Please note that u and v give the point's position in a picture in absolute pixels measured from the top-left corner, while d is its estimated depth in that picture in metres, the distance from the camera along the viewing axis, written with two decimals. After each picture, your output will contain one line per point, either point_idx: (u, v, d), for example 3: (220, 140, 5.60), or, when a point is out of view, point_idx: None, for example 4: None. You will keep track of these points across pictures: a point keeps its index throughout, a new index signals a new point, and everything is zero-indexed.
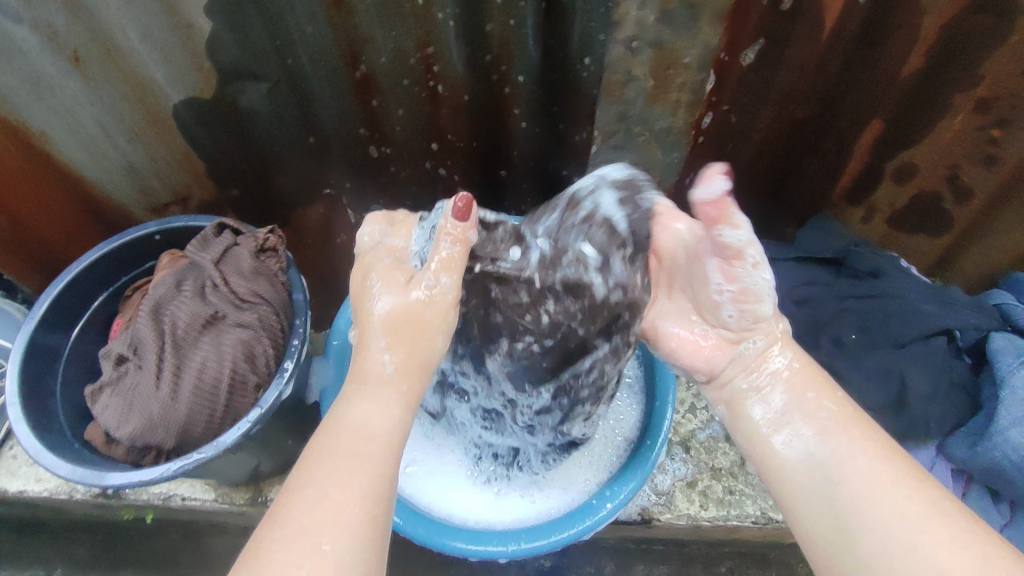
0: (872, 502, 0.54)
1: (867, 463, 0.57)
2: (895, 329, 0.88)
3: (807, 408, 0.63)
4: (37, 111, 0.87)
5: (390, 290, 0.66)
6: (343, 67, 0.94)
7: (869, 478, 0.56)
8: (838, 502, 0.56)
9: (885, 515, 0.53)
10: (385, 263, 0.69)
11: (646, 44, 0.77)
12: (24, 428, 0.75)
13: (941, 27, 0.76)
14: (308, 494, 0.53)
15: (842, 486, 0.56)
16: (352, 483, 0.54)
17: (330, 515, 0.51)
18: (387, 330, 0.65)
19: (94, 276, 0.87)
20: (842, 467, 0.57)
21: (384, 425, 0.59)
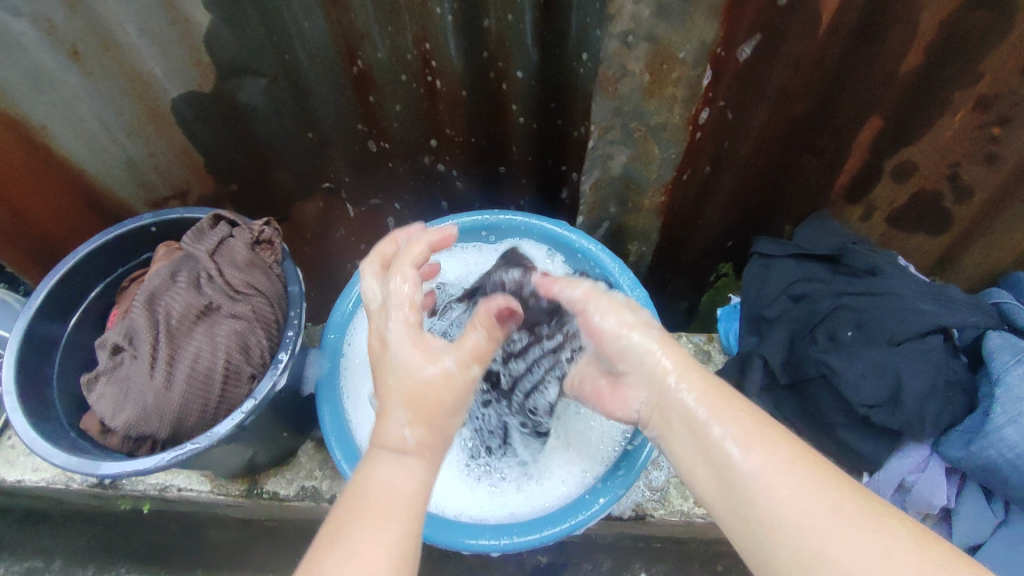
0: (793, 516, 0.52)
1: (780, 473, 0.55)
2: (890, 327, 0.87)
3: (709, 428, 0.61)
4: (37, 106, 0.85)
5: (411, 363, 0.65)
6: (341, 62, 0.97)
7: (784, 486, 0.54)
8: (761, 522, 0.54)
9: (807, 530, 0.51)
10: (403, 328, 0.68)
11: (640, 39, 0.78)
12: (19, 416, 0.75)
13: (940, 24, 0.75)
14: (338, 549, 0.52)
15: (761, 503, 0.54)
16: (383, 538, 0.53)
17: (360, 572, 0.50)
18: (405, 404, 0.64)
19: (91, 267, 0.88)
20: (758, 483, 0.55)
21: (412, 486, 0.59)
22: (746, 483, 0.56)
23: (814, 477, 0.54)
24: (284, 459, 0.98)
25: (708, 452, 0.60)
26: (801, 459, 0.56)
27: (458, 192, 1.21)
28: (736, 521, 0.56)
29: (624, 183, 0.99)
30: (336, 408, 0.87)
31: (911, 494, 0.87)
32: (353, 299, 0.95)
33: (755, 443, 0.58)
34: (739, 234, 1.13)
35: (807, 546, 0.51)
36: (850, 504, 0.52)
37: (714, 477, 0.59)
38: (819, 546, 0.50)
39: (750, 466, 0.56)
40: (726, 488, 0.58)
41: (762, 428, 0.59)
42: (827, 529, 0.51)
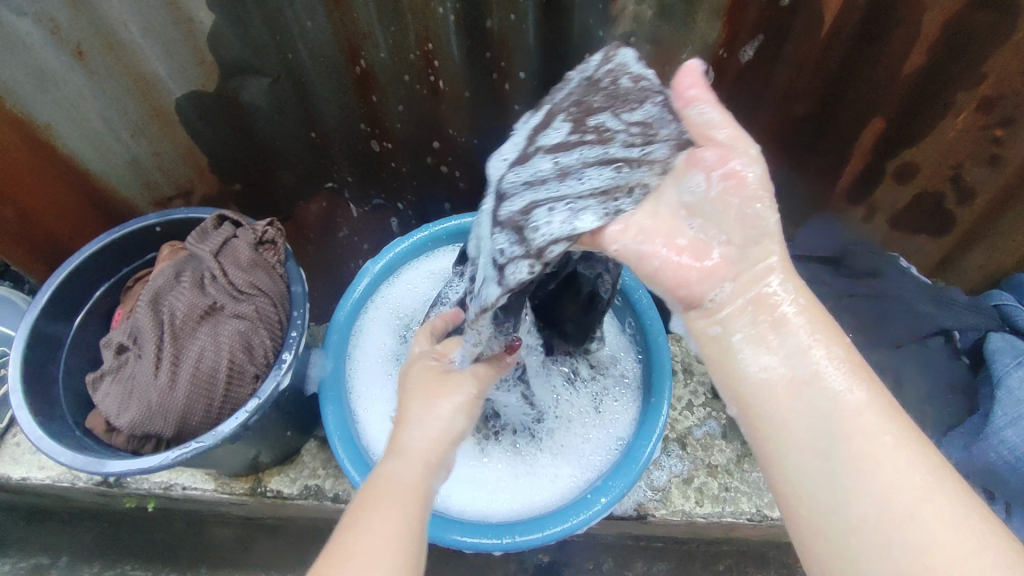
0: (894, 466, 0.51)
1: (882, 418, 0.53)
2: (891, 329, 0.89)
3: (819, 351, 0.56)
4: (43, 105, 0.87)
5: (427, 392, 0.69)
6: (343, 62, 0.96)
7: (889, 435, 0.52)
8: (851, 461, 0.52)
9: (901, 487, 0.50)
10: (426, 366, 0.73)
11: (643, 39, 0.79)
12: (26, 415, 0.76)
13: (943, 25, 0.75)
14: (352, 529, 0.56)
15: (862, 444, 0.52)
16: (387, 521, 0.57)
17: (381, 549, 0.54)
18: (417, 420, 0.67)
19: (96, 267, 0.89)
20: (859, 420, 0.53)
21: (414, 479, 0.62)
22: (844, 422, 0.53)
23: (913, 437, 0.53)
24: (287, 458, 0.98)
25: (809, 375, 0.55)
26: (898, 411, 0.54)
27: (461, 192, 1.21)
28: (815, 451, 0.53)
29: None
30: (340, 408, 0.87)
31: None
32: (356, 299, 0.96)
33: (862, 382, 0.55)
34: None
35: (898, 500, 0.50)
36: (945, 474, 0.51)
37: (803, 398, 0.55)
38: (910, 504, 0.49)
39: (855, 401, 0.54)
40: (818, 417, 0.54)
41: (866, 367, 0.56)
42: (924, 490, 0.50)
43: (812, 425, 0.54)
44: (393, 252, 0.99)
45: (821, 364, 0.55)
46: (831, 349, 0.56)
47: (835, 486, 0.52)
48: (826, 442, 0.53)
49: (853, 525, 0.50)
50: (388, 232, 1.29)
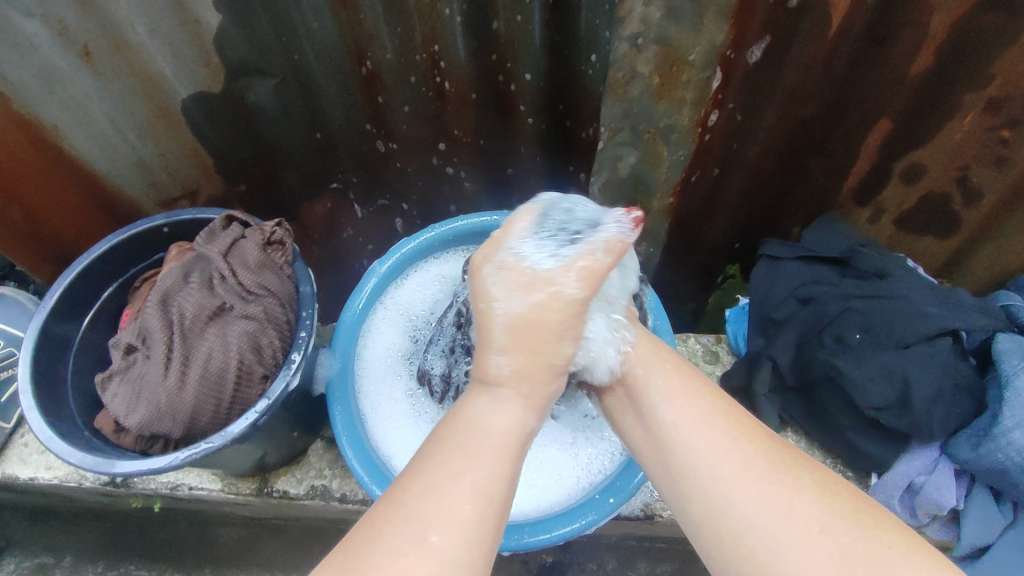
0: (715, 468, 0.56)
1: (724, 445, 0.58)
2: (898, 330, 0.87)
3: (671, 406, 0.63)
4: (51, 107, 0.87)
5: (515, 296, 0.63)
6: (350, 63, 0.97)
7: (705, 441, 0.59)
8: (686, 477, 0.58)
9: (723, 483, 0.55)
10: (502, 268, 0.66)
11: (650, 41, 0.78)
12: (35, 416, 0.76)
13: (950, 26, 0.75)
14: (421, 478, 0.53)
15: (686, 457, 0.59)
16: (465, 473, 0.53)
17: (465, 491, 0.52)
18: (507, 334, 0.63)
19: (104, 267, 0.89)
20: (704, 452, 0.58)
21: (508, 426, 0.59)
22: (673, 441, 0.61)
23: (732, 433, 0.58)
24: (294, 458, 0.98)
25: (638, 407, 0.66)
26: (719, 412, 0.61)
27: (466, 193, 1.21)
28: (666, 476, 0.60)
29: (632, 184, 0.99)
30: (348, 408, 0.88)
31: (919, 495, 0.87)
32: (363, 299, 0.96)
33: (677, 396, 0.64)
34: (747, 235, 1.13)
35: (720, 498, 0.54)
36: (763, 456, 0.56)
37: (638, 427, 0.66)
38: (730, 495, 0.54)
39: (701, 436, 0.59)
40: (655, 441, 0.63)
41: (686, 381, 0.66)
42: (742, 480, 0.54)
43: (652, 447, 0.63)
44: (400, 253, 0.99)
45: (647, 396, 0.66)
46: (650, 368, 0.68)
47: (683, 504, 0.57)
48: (668, 466, 0.60)
49: (707, 537, 0.55)
50: (393, 232, 1.30)
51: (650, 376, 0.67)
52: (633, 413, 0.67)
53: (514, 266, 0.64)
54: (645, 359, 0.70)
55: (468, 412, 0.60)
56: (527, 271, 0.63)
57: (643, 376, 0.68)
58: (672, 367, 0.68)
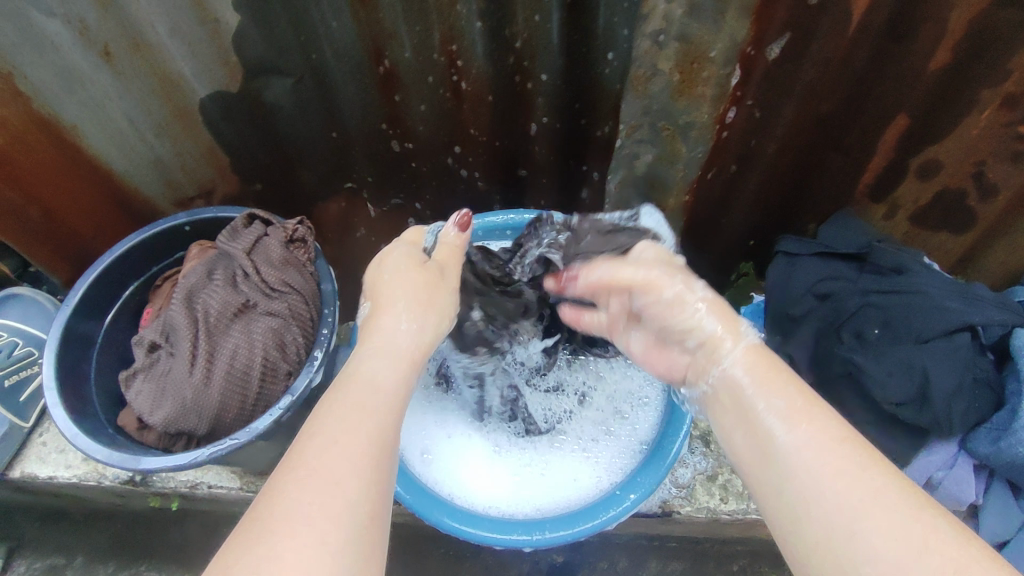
0: (832, 494, 0.51)
1: (822, 455, 0.54)
2: (917, 325, 0.86)
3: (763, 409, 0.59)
4: (69, 106, 0.87)
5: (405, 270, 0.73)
6: (368, 62, 0.96)
7: (828, 469, 0.52)
8: (799, 496, 0.53)
9: (842, 514, 0.50)
10: (398, 251, 0.76)
11: (672, 38, 0.79)
12: (61, 412, 0.77)
13: (968, 22, 0.76)
14: (318, 437, 0.52)
15: (801, 478, 0.53)
16: (360, 428, 0.53)
17: (365, 441, 0.52)
18: (410, 309, 0.68)
19: (126, 266, 0.89)
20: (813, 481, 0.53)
21: (392, 379, 0.60)
22: (788, 464, 0.55)
23: (857, 461, 0.52)
24: None
25: (745, 423, 0.61)
26: (848, 439, 0.54)
27: (479, 192, 1.21)
28: (775, 494, 0.55)
29: (648, 181, 1.00)
30: None
31: (939, 490, 0.88)
32: None
33: (802, 420, 0.57)
34: (762, 232, 1.13)
35: (841, 523, 0.49)
36: (897, 492, 0.50)
37: (747, 441, 0.60)
38: (858, 526, 0.49)
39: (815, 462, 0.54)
40: (767, 460, 0.57)
41: (808, 404, 0.58)
42: (869, 512, 0.49)
43: (762, 465, 0.58)
44: None
45: (763, 416, 0.59)
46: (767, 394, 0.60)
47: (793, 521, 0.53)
48: (779, 488, 0.55)
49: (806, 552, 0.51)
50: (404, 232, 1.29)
51: (763, 399, 0.60)
52: (746, 434, 0.61)
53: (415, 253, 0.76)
54: (764, 381, 0.62)
55: (357, 372, 0.60)
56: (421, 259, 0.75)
57: (747, 393, 0.62)
58: (792, 407, 0.58)
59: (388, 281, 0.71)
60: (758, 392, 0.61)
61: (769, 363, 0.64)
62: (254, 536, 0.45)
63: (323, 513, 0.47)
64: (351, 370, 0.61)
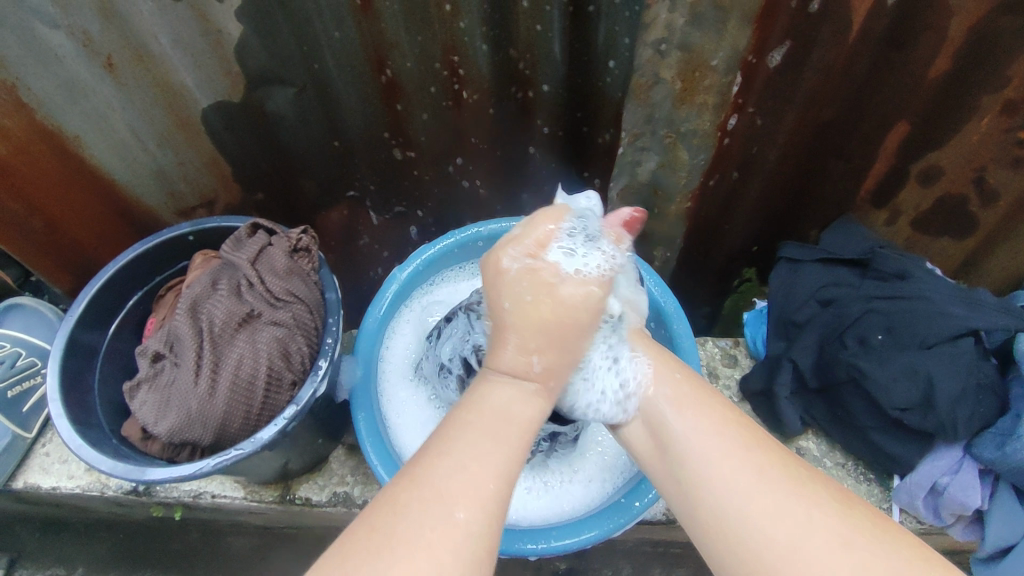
0: (727, 476, 0.56)
1: (710, 435, 0.60)
2: (921, 330, 0.86)
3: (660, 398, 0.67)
4: (72, 117, 0.87)
5: (535, 292, 0.66)
6: (369, 71, 0.96)
7: (715, 450, 0.58)
8: (693, 483, 0.58)
9: (731, 492, 0.54)
10: (531, 270, 0.68)
11: (674, 47, 0.80)
12: (65, 424, 0.77)
13: (969, 29, 0.76)
14: (443, 461, 0.53)
15: (693, 463, 0.59)
16: (487, 458, 0.54)
17: (492, 467, 0.53)
18: (530, 331, 0.65)
19: (129, 276, 0.89)
20: (701, 458, 0.59)
21: (523, 415, 0.60)
22: (682, 453, 0.61)
23: (741, 441, 0.58)
24: (316, 466, 0.98)
25: (646, 417, 0.67)
26: (733, 423, 0.61)
27: (481, 200, 1.21)
28: (675, 485, 0.60)
29: (651, 190, 1.01)
30: (371, 414, 0.88)
31: (943, 497, 0.87)
32: (385, 305, 0.96)
33: (691, 408, 0.64)
34: (764, 238, 1.13)
35: (733, 504, 0.54)
36: (778, 466, 0.55)
37: (648, 436, 0.66)
38: (746, 506, 0.53)
39: (700, 445, 0.59)
40: (663, 450, 0.63)
41: (695, 391, 0.66)
42: (756, 487, 0.54)
43: (661, 457, 0.63)
44: (422, 259, 0.99)
45: (655, 404, 0.67)
46: (660, 384, 0.68)
47: (692, 510, 0.57)
48: (676, 476, 0.60)
49: (704, 534, 0.55)
50: (406, 240, 1.29)
51: (657, 386, 0.68)
52: (646, 427, 0.67)
53: (539, 267, 0.68)
54: (657, 366, 0.71)
55: (491, 396, 0.60)
56: (554, 275, 0.68)
57: (647, 388, 0.69)
58: (681, 389, 0.67)
59: (516, 310, 0.65)
60: (659, 381, 0.69)
61: (666, 361, 0.72)
62: (370, 548, 0.47)
63: (446, 539, 0.48)
64: (480, 390, 0.61)
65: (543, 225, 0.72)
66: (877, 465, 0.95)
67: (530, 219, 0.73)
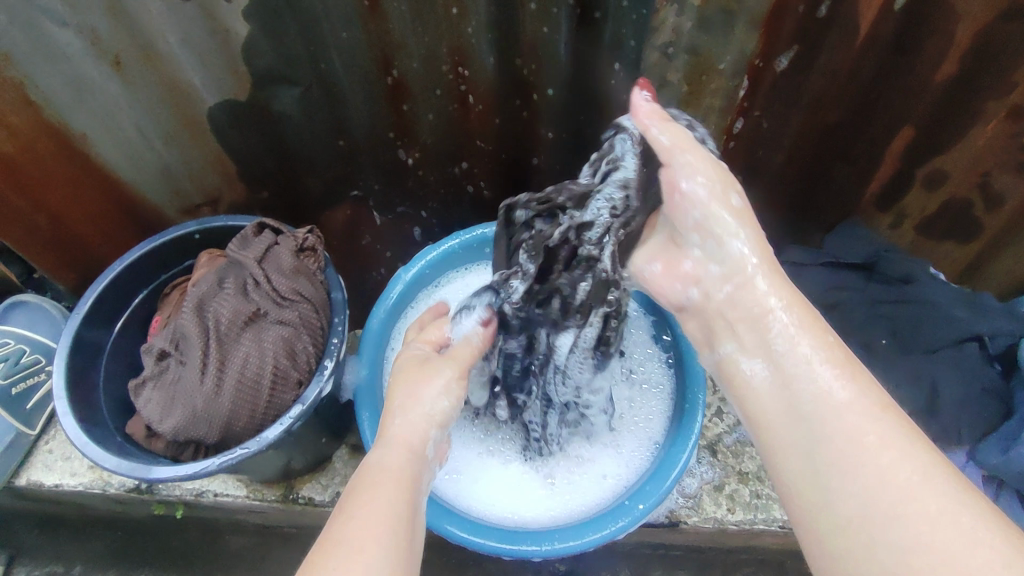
0: (881, 467, 0.52)
1: (864, 418, 0.55)
2: (925, 335, 0.88)
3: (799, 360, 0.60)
4: (79, 114, 0.87)
5: (408, 369, 0.74)
6: (376, 72, 0.96)
7: (871, 436, 0.54)
8: (838, 466, 0.54)
9: (884, 488, 0.51)
10: (415, 348, 0.78)
11: (680, 50, 0.79)
12: (71, 421, 0.77)
13: (975, 34, 0.76)
14: (342, 516, 0.57)
15: (844, 445, 0.54)
16: (376, 498, 0.58)
17: (381, 505, 0.57)
18: (400, 401, 0.70)
19: (136, 274, 0.90)
20: (844, 440, 0.54)
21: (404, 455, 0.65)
22: (825, 429, 0.56)
23: (897, 430, 0.54)
24: (319, 465, 0.99)
25: (783, 377, 0.61)
26: (889, 408, 0.56)
27: (486, 201, 1.21)
28: (804, 458, 0.56)
29: None
30: (375, 414, 0.88)
31: None
32: (389, 304, 0.96)
33: (846, 382, 0.58)
34: (768, 242, 1.14)
35: (882, 500, 0.51)
36: (940, 471, 0.51)
37: (781, 397, 0.60)
38: (898, 505, 0.50)
39: (850, 425, 0.55)
40: (801, 421, 0.58)
41: (853, 363, 0.59)
42: (917, 488, 0.50)
43: (795, 428, 0.58)
44: (425, 260, 0.99)
45: (804, 366, 0.60)
46: (814, 344, 0.61)
47: (822, 493, 0.54)
48: (813, 450, 0.56)
49: (839, 521, 0.52)
50: (410, 240, 1.29)
51: (805, 347, 0.61)
52: (778, 387, 0.61)
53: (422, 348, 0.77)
54: (807, 330, 0.62)
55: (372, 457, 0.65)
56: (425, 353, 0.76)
57: (794, 342, 0.62)
58: (839, 357, 0.60)
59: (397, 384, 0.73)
60: (799, 331, 0.62)
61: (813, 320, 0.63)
62: None
63: None
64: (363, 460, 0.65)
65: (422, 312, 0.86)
66: None
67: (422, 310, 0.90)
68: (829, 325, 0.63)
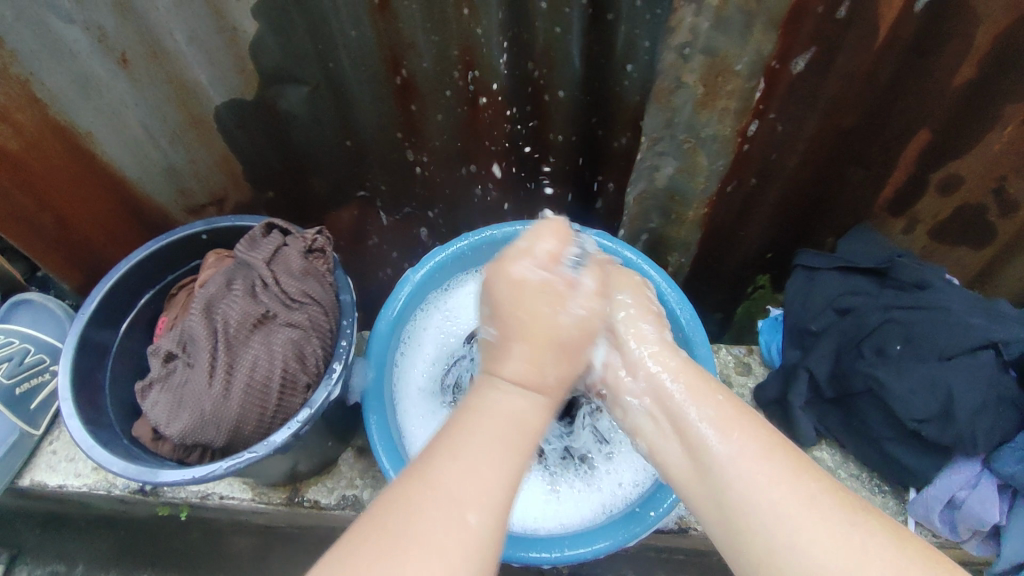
0: (773, 502, 0.52)
1: (754, 461, 0.56)
2: (941, 342, 0.86)
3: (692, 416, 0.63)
4: (85, 113, 0.86)
5: (551, 306, 0.66)
6: (385, 71, 0.95)
7: (762, 475, 0.55)
8: (740, 508, 0.54)
9: (783, 519, 0.51)
10: (537, 274, 0.67)
11: (697, 51, 0.80)
12: (77, 424, 0.76)
13: (995, 37, 0.75)
14: (452, 461, 0.51)
15: (739, 488, 0.55)
16: (497, 463, 0.52)
17: (499, 474, 0.52)
18: (533, 346, 0.63)
19: (142, 274, 0.89)
20: (742, 480, 0.55)
21: (532, 419, 0.59)
22: (727, 478, 0.57)
23: (790, 468, 0.55)
24: (325, 468, 0.98)
25: (683, 437, 0.63)
26: (779, 446, 0.57)
27: (493, 203, 1.20)
28: (714, 512, 0.57)
29: (668, 195, 1.00)
30: (383, 418, 0.87)
31: (962, 511, 0.85)
32: (398, 307, 0.94)
33: (733, 429, 0.59)
34: (778, 245, 1.13)
35: (781, 532, 0.51)
36: (829, 496, 0.52)
37: (686, 457, 0.62)
38: (796, 534, 0.50)
39: (736, 469, 0.56)
40: (703, 472, 0.59)
41: (741, 413, 0.61)
42: (809, 517, 0.50)
43: (703, 482, 0.59)
44: (435, 261, 0.98)
45: (696, 426, 0.62)
46: (701, 404, 0.64)
47: (737, 538, 0.54)
48: (720, 503, 0.56)
49: (751, 563, 0.52)
50: (416, 241, 1.28)
51: (695, 407, 0.64)
52: (679, 443, 0.64)
53: (552, 280, 0.67)
54: (695, 394, 0.65)
55: (489, 398, 0.59)
56: (566, 289, 0.68)
57: (686, 409, 0.64)
58: (727, 404, 0.63)
59: (529, 322, 0.64)
60: (690, 396, 0.65)
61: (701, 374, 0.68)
62: (380, 541, 0.45)
63: (451, 540, 0.46)
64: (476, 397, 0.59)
65: (541, 246, 0.69)
66: (892, 476, 0.94)
67: (543, 224, 0.72)
68: (720, 385, 0.65)
